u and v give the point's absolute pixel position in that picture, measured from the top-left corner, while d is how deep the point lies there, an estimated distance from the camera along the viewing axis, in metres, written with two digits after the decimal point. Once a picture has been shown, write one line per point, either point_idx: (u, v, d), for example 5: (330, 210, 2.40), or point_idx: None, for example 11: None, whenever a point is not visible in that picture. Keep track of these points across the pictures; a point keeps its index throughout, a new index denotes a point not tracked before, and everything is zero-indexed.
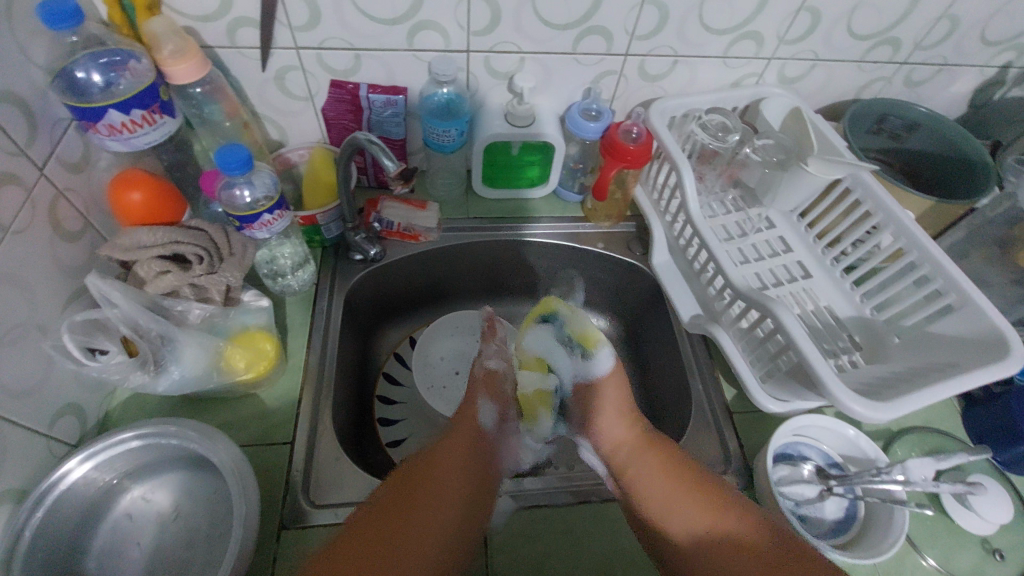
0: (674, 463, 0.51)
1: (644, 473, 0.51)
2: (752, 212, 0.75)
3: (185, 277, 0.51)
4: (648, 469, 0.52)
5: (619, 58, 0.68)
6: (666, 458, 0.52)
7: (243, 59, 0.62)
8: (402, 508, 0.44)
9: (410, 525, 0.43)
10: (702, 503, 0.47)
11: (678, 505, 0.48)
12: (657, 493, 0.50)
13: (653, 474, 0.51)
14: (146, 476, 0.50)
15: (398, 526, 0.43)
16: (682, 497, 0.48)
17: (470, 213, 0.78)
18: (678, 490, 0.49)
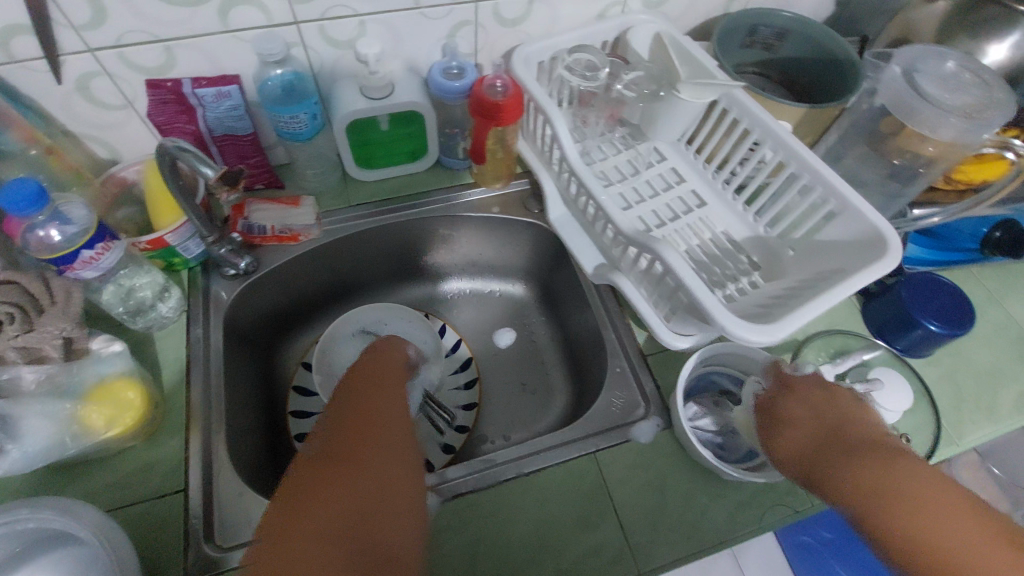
0: (835, 433, 0.43)
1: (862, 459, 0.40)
2: (640, 148, 0.73)
3: (2, 342, 0.45)
4: (868, 476, 0.39)
5: (470, 7, 0.63)
6: (818, 421, 0.45)
7: (27, 73, 0.52)
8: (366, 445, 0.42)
9: (365, 457, 0.40)
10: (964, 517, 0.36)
11: (948, 520, 0.36)
12: (899, 491, 0.38)
13: (805, 441, 0.44)
14: (13, 569, 0.45)
15: (352, 463, 0.40)
16: (949, 514, 0.36)
17: (350, 200, 0.72)
18: (860, 456, 0.40)
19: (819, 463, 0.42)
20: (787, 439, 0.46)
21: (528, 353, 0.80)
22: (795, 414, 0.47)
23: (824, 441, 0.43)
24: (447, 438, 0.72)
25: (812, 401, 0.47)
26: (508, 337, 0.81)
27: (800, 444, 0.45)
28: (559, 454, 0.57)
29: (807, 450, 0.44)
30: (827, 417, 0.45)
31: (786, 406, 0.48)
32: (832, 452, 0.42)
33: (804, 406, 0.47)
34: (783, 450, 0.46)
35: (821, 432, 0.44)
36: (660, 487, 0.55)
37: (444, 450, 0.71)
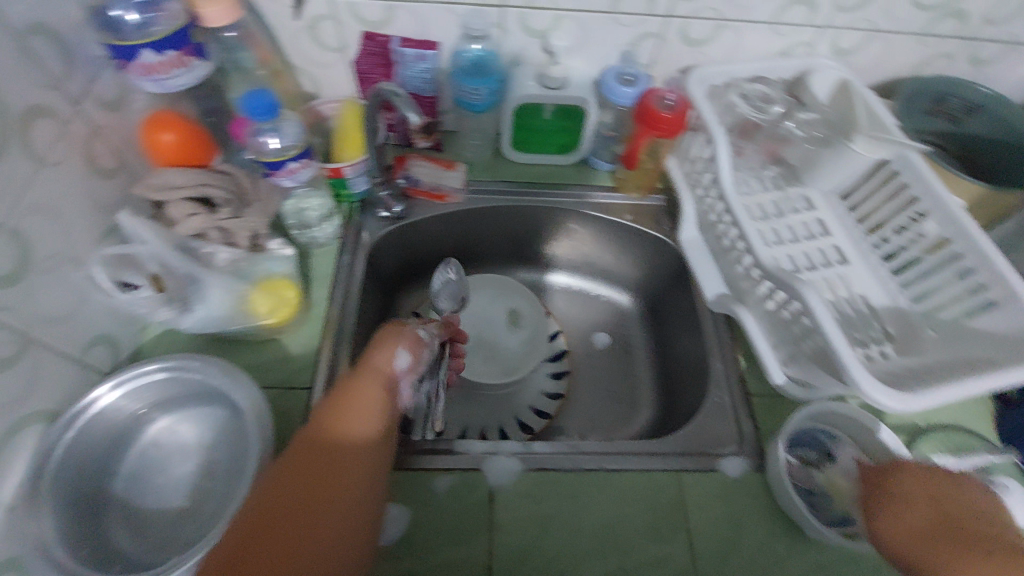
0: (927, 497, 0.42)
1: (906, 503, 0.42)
2: (791, 191, 0.72)
3: (212, 220, 0.52)
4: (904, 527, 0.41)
5: (661, 20, 0.65)
6: (944, 504, 0.41)
7: (277, 5, 0.61)
8: (316, 478, 0.41)
9: (336, 462, 0.43)
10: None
11: None
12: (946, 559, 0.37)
13: (924, 525, 0.40)
14: (172, 409, 0.53)
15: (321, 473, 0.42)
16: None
17: (497, 176, 0.77)
18: (991, 557, 0.36)
19: (940, 552, 0.38)
20: (898, 518, 0.41)
21: (620, 362, 0.81)
22: (908, 495, 0.42)
23: (942, 528, 0.39)
24: (526, 417, 0.74)
25: (926, 483, 0.43)
26: (604, 340, 0.83)
27: (917, 526, 0.40)
28: (643, 461, 0.58)
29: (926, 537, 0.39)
30: (946, 503, 0.41)
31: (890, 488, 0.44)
32: (961, 543, 0.38)
33: (919, 485, 0.43)
34: (894, 533, 0.41)
35: (939, 517, 0.40)
36: (737, 523, 0.54)
37: (522, 429, 0.73)
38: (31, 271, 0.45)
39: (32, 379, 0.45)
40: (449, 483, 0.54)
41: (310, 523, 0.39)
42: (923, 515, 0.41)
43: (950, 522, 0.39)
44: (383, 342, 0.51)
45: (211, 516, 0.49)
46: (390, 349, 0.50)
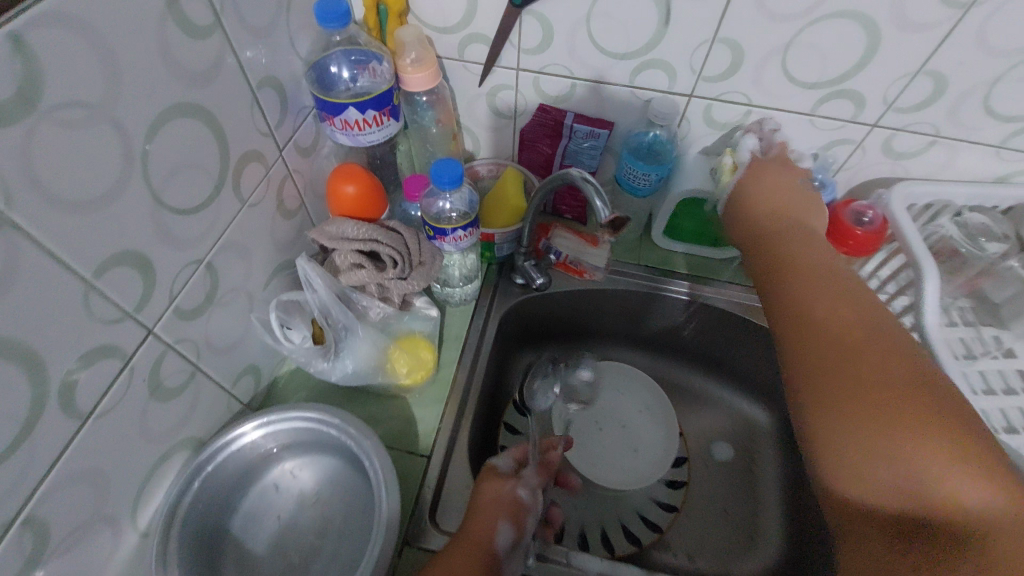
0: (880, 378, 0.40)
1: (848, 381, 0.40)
2: (987, 334, 0.60)
3: (376, 277, 0.53)
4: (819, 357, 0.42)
5: (864, 128, 0.59)
6: (880, 365, 0.40)
7: (466, 72, 0.63)
8: None
9: None
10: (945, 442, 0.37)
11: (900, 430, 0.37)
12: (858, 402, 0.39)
13: (875, 436, 0.38)
14: (299, 453, 0.53)
15: None
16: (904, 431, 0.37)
17: (641, 259, 0.73)
18: (892, 427, 0.38)
19: (871, 437, 0.38)
20: (833, 432, 0.40)
21: (742, 484, 0.71)
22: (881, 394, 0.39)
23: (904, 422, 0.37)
24: (632, 526, 0.67)
25: (860, 323, 0.42)
26: (725, 452, 0.74)
27: (864, 401, 0.39)
28: None
29: (851, 440, 0.39)
30: (884, 376, 0.39)
31: (748, 204, 0.57)
32: (889, 429, 0.38)
33: (833, 338, 0.43)
34: (832, 439, 0.40)
35: (866, 415, 0.39)
36: None
37: (629, 540, 0.66)
38: (214, 304, 0.47)
39: (190, 407, 0.47)
40: None
41: None
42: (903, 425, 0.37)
43: (880, 406, 0.38)
44: (484, 508, 0.47)
45: None
46: (496, 512, 0.47)
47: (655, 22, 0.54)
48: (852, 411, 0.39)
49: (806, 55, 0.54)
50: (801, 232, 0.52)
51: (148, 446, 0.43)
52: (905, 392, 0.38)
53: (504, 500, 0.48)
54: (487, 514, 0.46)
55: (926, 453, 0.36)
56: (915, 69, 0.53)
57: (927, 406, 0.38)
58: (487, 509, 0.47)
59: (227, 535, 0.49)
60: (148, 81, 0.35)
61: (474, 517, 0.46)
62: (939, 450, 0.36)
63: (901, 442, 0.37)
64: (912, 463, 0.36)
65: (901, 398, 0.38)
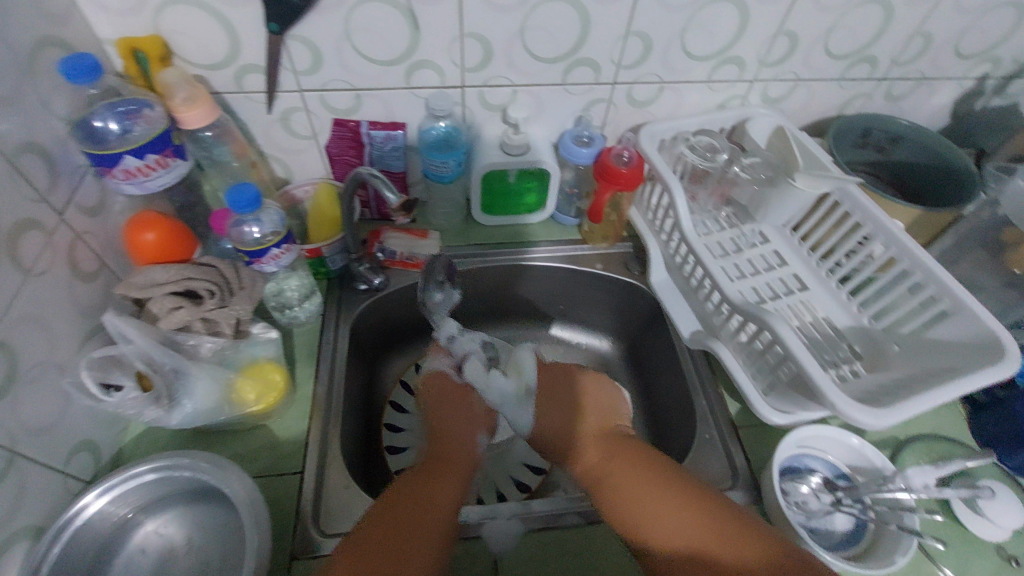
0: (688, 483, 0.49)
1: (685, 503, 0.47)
2: (745, 228, 0.77)
3: (196, 312, 0.53)
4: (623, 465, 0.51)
5: (608, 87, 0.72)
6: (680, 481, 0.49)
7: (250, 102, 0.65)
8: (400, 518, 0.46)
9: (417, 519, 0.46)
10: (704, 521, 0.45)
11: (679, 523, 0.45)
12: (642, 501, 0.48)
13: (641, 483, 0.49)
14: (159, 511, 0.51)
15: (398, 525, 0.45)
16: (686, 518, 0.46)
17: (470, 240, 0.80)
18: (652, 492, 0.48)
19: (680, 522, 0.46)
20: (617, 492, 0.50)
21: None
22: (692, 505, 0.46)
23: (682, 508, 0.46)
24: (523, 477, 0.74)
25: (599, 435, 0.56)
26: None
27: (613, 474, 0.51)
28: None
29: (631, 491, 0.49)
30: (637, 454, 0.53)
31: (555, 408, 0.59)
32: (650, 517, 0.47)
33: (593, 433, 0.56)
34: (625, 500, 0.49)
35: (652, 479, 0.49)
36: None
37: (519, 488, 0.72)
38: (18, 382, 0.45)
39: (16, 497, 0.44)
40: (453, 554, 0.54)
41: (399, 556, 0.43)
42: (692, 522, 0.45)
43: (622, 451, 0.53)
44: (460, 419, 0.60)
45: None
46: (477, 415, 0.61)
47: (408, 27, 0.61)
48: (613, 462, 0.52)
49: (539, 33, 0.64)
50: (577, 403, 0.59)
51: None
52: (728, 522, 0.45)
53: (475, 409, 0.62)
54: (461, 422, 0.59)
55: (652, 498, 0.48)
56: (624, 32, 0.65)
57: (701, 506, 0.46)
58: (463, 416, 0.60)
59: None
60: None
61: (455, 424, 0.59)
62: (736, 546, 0.43)
63: (634, 482, 0.50)
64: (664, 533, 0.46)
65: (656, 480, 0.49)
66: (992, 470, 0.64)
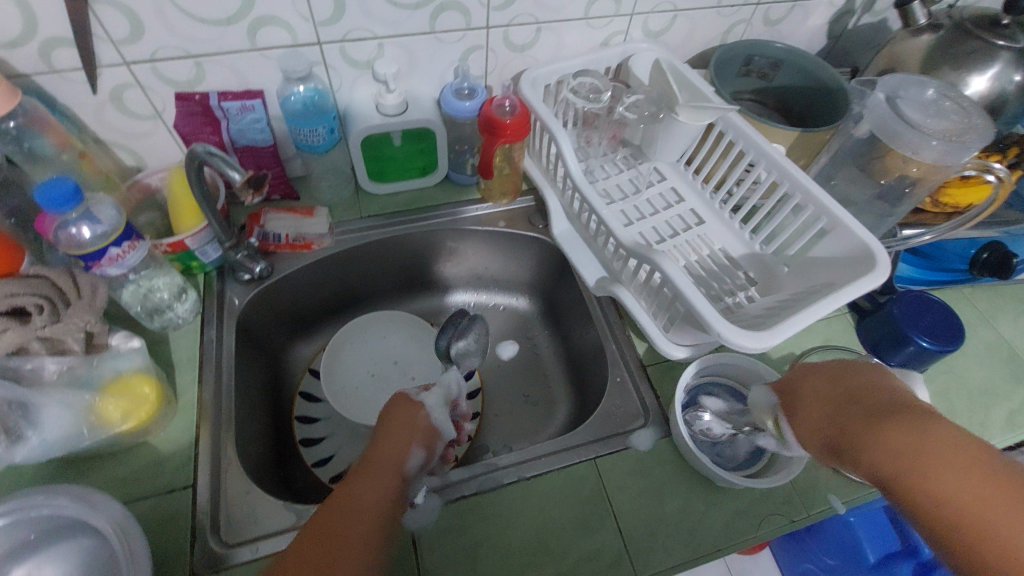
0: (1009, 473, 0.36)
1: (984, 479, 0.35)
2: (642, 167, 0.77)
3: (30, 331, 0.47)
4: (889, 444, 0.39)
5: (482, 32, 0.67)
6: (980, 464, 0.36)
7: (67, 82, 0.56)
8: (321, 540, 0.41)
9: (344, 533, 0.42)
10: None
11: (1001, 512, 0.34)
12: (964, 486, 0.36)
13: (931, 447, 0.37)
14: (25, 557, 0.46)
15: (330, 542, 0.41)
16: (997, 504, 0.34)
17: (362, 212, 0.75)
18: (979, 475, 0.36)
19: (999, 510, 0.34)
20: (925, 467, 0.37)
21: (531, 367, 0.81)
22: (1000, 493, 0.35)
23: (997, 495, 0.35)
24: None
25: (851, 409, 0.44)
26: (512, 349, 0.83)
27: (900, 443, 0.38)
28: (563, 459, 0.57)
29: (935, 464, 0.37)
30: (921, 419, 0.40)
31: (820, 394, 0.48)
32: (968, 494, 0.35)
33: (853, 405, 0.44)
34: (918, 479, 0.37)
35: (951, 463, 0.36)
36: (660, 494, 0.56)
37: None
38: None
39: None
40: None
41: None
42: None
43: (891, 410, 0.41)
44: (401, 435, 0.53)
45: None
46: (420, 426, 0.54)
47: None
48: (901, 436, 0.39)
49: None
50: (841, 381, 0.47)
51: None
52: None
53: (420, 420, 0.55)
54: (403, 431, 0.53)
55: (943, 466, 0.37)
56: None
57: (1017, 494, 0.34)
58: (406, 428, 0.53)
59: None
60: None
61: (395, 434, 0.53)
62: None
63: (920, 443, 0.38)
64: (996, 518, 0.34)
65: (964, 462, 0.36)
66: None
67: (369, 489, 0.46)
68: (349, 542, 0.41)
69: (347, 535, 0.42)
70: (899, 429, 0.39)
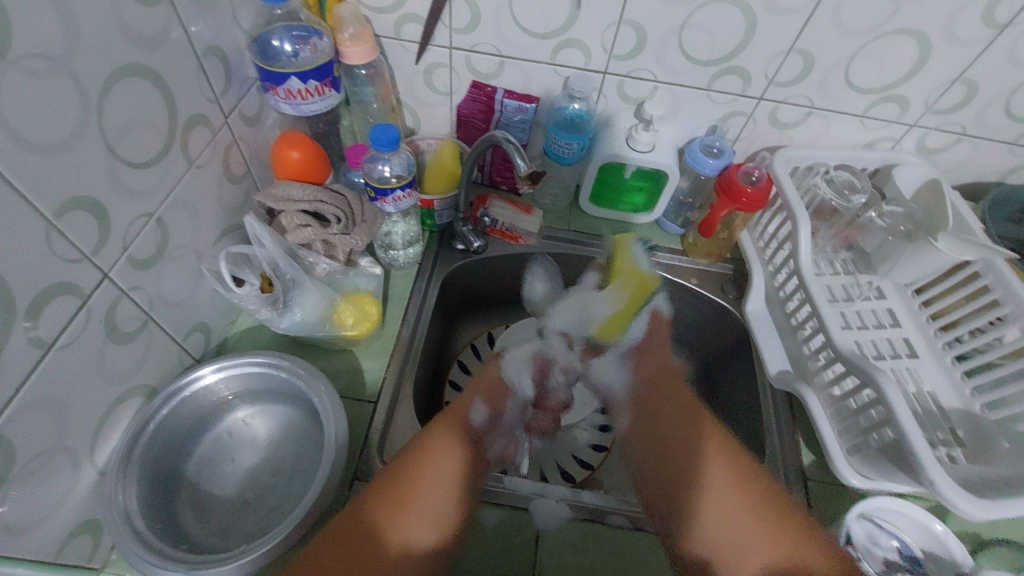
0: (753, 489, 0.49)
1: (733, 498, 0.49)
2: (863, 278, 0.72)
3: (321, 233, 0.58)
4: (691, 454, 0.53)
5: (753, 101, 0.69)
6: (750, 488, 0.49)
7: (403, 50, 0.68)
8: (405, 478, 0.48)
9: (425, 472, 0.49)
10: (757, 522, 0.47)
11: (722, 512, 0.49)
12: (705, 487, 0.50)
13: (713, 468, 0.51)
14: (250, 401, 0.56)
15: (411, 479, 0.48)
16: (733, 510, 0.48)
17: (571, 225, 0.80)
18: (720, 490, 0.50)
19: (726, 518, 0.48)
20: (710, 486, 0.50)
21: None
22: (745, 505, 0.48)
23: (739, 512, 0.48)
24: (570, 468, 0.74)
25: (688, 419, 0.56)
26: None
27: (689, 447, 0.54)
28: None
29: (708, 480, 0.51)
30: (732, 445, 0.53)
31: (652, 369, 0.63)
32: (712, 505, 0.49)
33: (664, 402, 0.59)
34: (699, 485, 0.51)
35: (712, 486, 0.50)
36: None
37: (563, 477, 0.72)
38: (165, 257, 0.50)
39: (142, 355, 0.50)
40: (496, 518, 0.55)
41: (400, 510, 0.47)
42: (740, 523, 0.47)
43: (697, 420, 0.56)
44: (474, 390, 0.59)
45: (273, 514, 0.51)
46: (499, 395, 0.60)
47: (569, 5, 0.61)
48: (702, 449, 0.53)
49: (698, 34, 0.62)
50: (665, 369, 0.62)
51: (105, 386, 0.46)
52: (760, 517, 0.47)
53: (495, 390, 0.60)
54: (482, 390, 0.59)
55: (710, 480, 0.51)
56: (787, 48, 0.63)
57: (766, 509, 0.48)
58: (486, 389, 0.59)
59: (182, 480, 0.52)
60: (103, 43, 0.40)
61: (475, 391, 0.59)
62: (763, 544, 0.46)
63: (690, 452, 0.53)
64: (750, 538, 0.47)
65: (727, 478, 0.50)
66: None
67: (446, 442, 0.51)
68: (434, 482, 0.49)
69: (422, 472, 0.49)
70: (718, 440, 0.53)
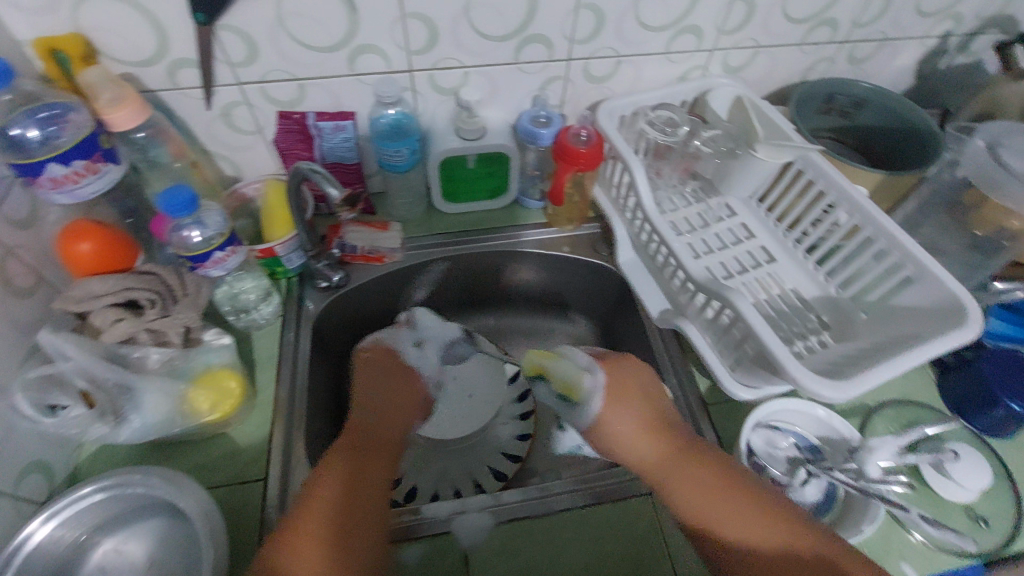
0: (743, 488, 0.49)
1: (730, 505, 0.48)
2: (712, 202, 0.76)
3: (140, 323, 0.52)
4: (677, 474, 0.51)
5: (563, 64, 0.69)
6: (742, 493, 0.48)
7: (187, 99, 0.62)
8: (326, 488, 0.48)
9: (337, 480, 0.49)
10: (756, 518, 0.47)
11: (727, 519, 0.47)
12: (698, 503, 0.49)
13: (700, 483, 0.50)
14: (116, 529, 0.50)
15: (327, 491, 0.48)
16: (737, 519, 0.47)
17: (432, 229, 0.78)
18: (721, 499, 0.48)
19: (735, 524, 0.47)
20: (687, 493, 0.50)
21: None
22: (736, 510, 0.47)
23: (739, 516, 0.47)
24: (499, 466, 0.73)
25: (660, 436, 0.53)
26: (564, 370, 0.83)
27: (679, 466, 0.51)
28: (617, 493, 0.56)
29: (704, 494, 0.49)
30: (707, 459, 0.51)
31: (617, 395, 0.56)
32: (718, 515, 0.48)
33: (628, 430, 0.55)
34: (704, 516, 0.48)
35: (713, 499, 0.48)
36: None
37: (495, 477, 0.72)
38: None
39: None
40: (419, 554, 0.53)
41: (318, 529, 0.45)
42: (744, 524, 0.47)
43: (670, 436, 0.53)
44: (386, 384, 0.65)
45: None
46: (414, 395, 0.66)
47: (345, 13, 0.58)
48: (680, 470, 0.51)
49: (486, 12, 0.61)
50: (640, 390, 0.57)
51: None
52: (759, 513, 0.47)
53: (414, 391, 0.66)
54: (387, 387, 0.64)
55: (707, 496, 0.49)
56: (574, 5, 0.63)
57: (757, 504, 0.48)
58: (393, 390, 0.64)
59: None
60: None
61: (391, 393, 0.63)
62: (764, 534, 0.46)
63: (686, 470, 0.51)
64: (751, 534, 0.46)
65: (714, 491, 0.49)
66: (962, 433, 0.64)
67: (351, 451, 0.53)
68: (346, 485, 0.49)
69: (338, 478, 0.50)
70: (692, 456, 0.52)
